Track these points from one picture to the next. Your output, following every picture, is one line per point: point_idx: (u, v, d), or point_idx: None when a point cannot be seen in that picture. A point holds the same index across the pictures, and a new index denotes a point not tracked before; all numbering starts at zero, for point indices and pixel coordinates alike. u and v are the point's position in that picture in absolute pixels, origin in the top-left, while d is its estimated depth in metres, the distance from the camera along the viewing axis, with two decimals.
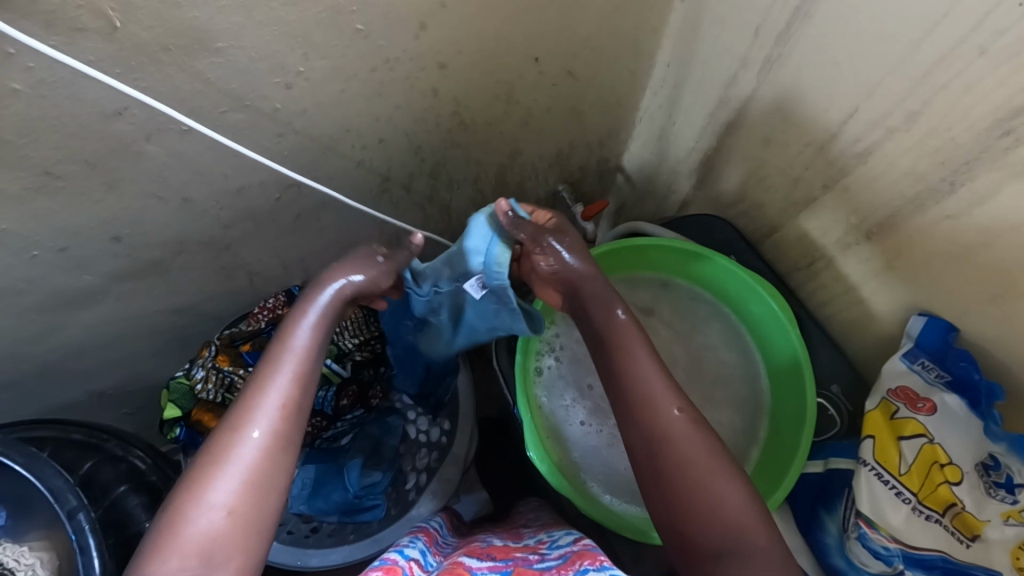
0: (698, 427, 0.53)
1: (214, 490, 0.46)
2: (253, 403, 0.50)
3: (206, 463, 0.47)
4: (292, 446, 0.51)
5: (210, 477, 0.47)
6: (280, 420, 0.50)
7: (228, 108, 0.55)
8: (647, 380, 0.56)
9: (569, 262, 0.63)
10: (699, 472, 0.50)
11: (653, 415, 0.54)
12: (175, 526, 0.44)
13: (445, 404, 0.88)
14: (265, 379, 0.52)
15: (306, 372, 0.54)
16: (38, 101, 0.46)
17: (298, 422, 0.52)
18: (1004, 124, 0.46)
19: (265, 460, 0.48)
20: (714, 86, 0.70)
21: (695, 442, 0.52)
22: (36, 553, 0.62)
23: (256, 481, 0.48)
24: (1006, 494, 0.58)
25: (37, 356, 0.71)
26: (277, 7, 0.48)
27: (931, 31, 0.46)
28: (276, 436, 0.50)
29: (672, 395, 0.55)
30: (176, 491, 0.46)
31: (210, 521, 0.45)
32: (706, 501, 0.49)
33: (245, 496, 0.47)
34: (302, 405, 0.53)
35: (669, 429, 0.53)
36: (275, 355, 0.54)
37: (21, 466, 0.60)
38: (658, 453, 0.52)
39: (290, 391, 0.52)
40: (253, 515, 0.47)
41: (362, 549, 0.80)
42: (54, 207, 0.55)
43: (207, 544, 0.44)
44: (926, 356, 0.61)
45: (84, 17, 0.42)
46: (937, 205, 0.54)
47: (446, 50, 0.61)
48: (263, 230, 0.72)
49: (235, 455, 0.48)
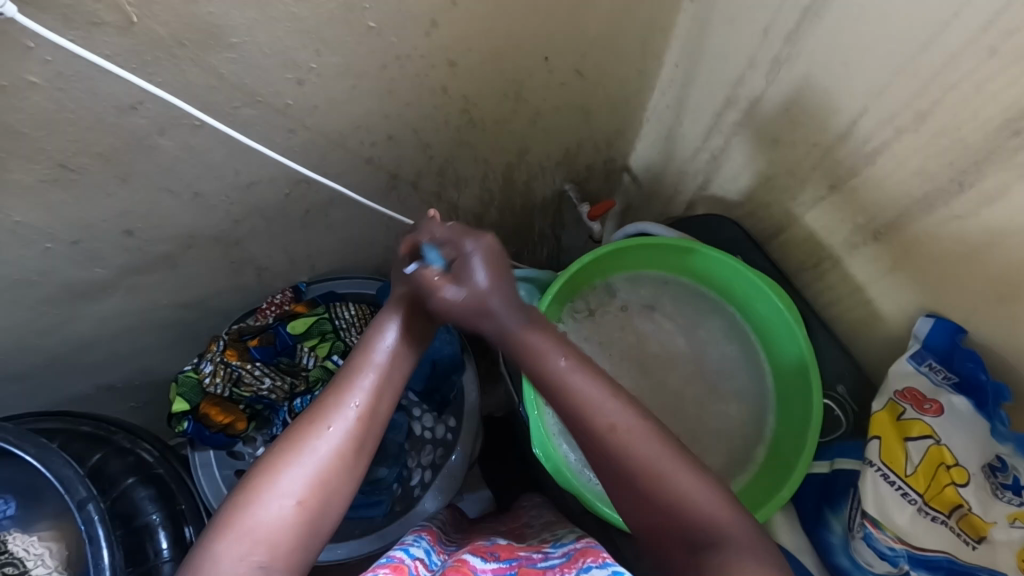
0: (643, 430, 0.52)
1: (285, 478, 0.47)
2: (335, 399, 0.51)
3: (283, 451, 0.48)
4: (367, 450, 0.51)
5: (283, 466, 0.47)
6: (359, 419, 0.51)
7: (241, 103, 0.55)
8: (578, 391, 0.53)
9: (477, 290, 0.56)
10: (652, 477, 0.50)
11: (596, 428, 0.52)
12: (246, 509, 0.45)
13: (451, 402, 0.87)
14: (350, 377, 0.53)
15: (390, 375, 0.55)
16: (55, 94, 0.46)
17: (374, 427, 0.52)
18: (1013, 124, 0.46)
19: (338, 455, 0.49)
20: (722, 86, 0.70)
21: (641, 447, 0.51)
22: (45, 543, 0.62)
23: (326, 476, 0.48)
24: (1013, 496, 0.58)
25: (47, 348, 0.71)
26: (290, 4, 0.48)
27: (942, 31, 0.46)
28: (355, 434, 0.50)
29: (610, 399, 0.53)
30: (250, 476, 0.47)
31: (280, 509, 0.45)
32: (674, 505, 0.49)
33: (315, 490, 0.47)
34: (384, 408, 0.53)
35: (613, 441, 0.51)
36: (364, 354, 0.55)
37: (31, 456, 0.60)
38: (612, 465, 0.51)
39: (372, 392, 0.53)
40: (318, 510, 0.47)
41: (370, 544, 0.82)
42: (68, 199, 0.56)
43: (273, 533, 0.45)
44: (933, 357, 0.61)
45: (102, 11, 0.42)
46: (946, 205, 0.54)
47: (456, 48, 0.61)
48: (273, 225, 0.73)
49: (310, 445, 0.48)
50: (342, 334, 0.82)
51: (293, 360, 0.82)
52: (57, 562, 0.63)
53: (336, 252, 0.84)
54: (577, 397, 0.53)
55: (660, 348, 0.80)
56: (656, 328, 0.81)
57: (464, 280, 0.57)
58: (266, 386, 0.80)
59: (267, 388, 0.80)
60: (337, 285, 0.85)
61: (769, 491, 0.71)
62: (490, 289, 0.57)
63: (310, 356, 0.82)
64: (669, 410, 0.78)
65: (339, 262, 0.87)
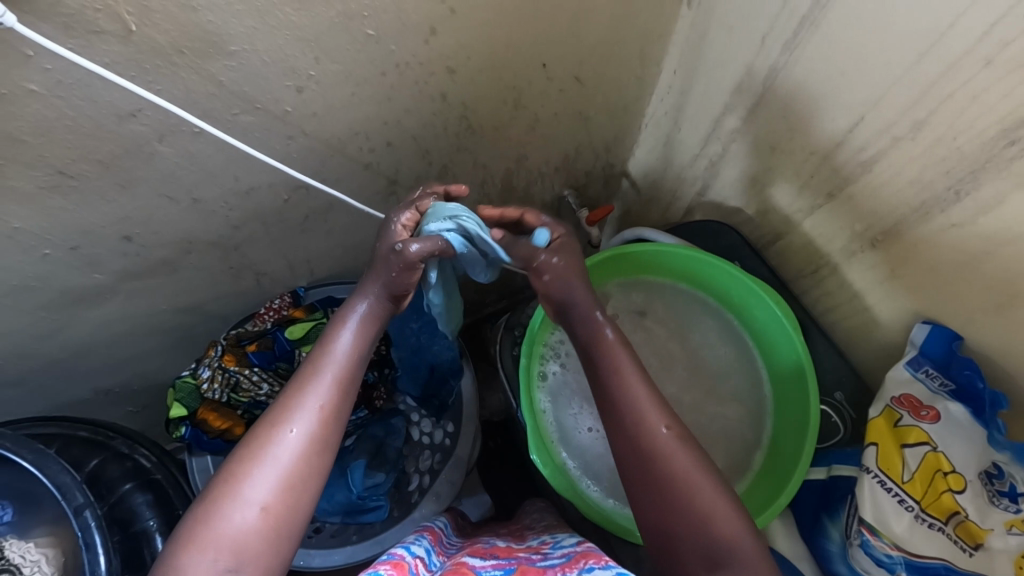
0: (686, 442, 0.54)
1: (250, 486, 0.47)
2: (292, 404, 0.51)
3: (245, 459, 0.48)
4: (329, 450, 0.51)
5: (247, 473, 0.47)
6: (320, 421, 0.51)
7: (240, 110, 0.55)
8: (629, 389, 0.56)
9: (563, 274, 0.61)
10: (687, 488, 0.51)
11: (642, 434, 0.54)
12: (211, 518, 0.45)
13: (448, 408, 0.88)
14: (307, 382, 0.52)
15: (349, 376, 0.54)
16: (54, 101, 0.46)
17: (335, 426, 0.52)
18: (1010, 134, 0.46)
19: (301, 458, 0.49)
20: (720, 93, 0.71)
21: (683, 457, 0.53)
22: (42, 549, 0.63)
23: (292, 481, 0.48)
24: (1009, 503, 0.58)
25: (47, 353, 0.71)
26: (290, 12, 0.49)
27: (937, 42, 0.47)
28: (315, 437, 0.50)
29: (661, 411, 0.56)
30: (212, 486, 0.47)
31: (244, 518, 0.46)
32: (698, 516, 0.50)
33: (281, 495, 0.47)
34: (344, 409, 0.53)
35: (657, 448, 0.53)
36: (321, 356, 0.54)
37: (28, 462, 0.60)
38: (647, 469, 0.53)
39: (332, 395, 0.52)
40: (284, 513, 0.47)
41: (366, 550, 0.82)
42: (67, 206, 0.56)
43: (240, 540, 0.45)
44: (930, 365, 0.61)
45: (102, 20, 0.43)
46: (942, 213, 0.55)
47: (455, 55, 0.61)
48: (271, 231, 0.73)
49: (272, 453, 0.48)
50: None
51: (292, 365, 0.80)
52: (52, 568, 0.62)
53: (335, 257, 0.85)
54: (634, 402, 0.55)
55: (657, 353, 0.80)
56: (649, 332, 0.81)
57: (545, 266, 0.60)
58: (264, 392, 0.80)
59: (266, 394, 0.80)
60: (335, 291, 0.87)
61: (767, 500, 0.71)
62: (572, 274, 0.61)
63: None
64: None
65: (338, 267, 0.87)
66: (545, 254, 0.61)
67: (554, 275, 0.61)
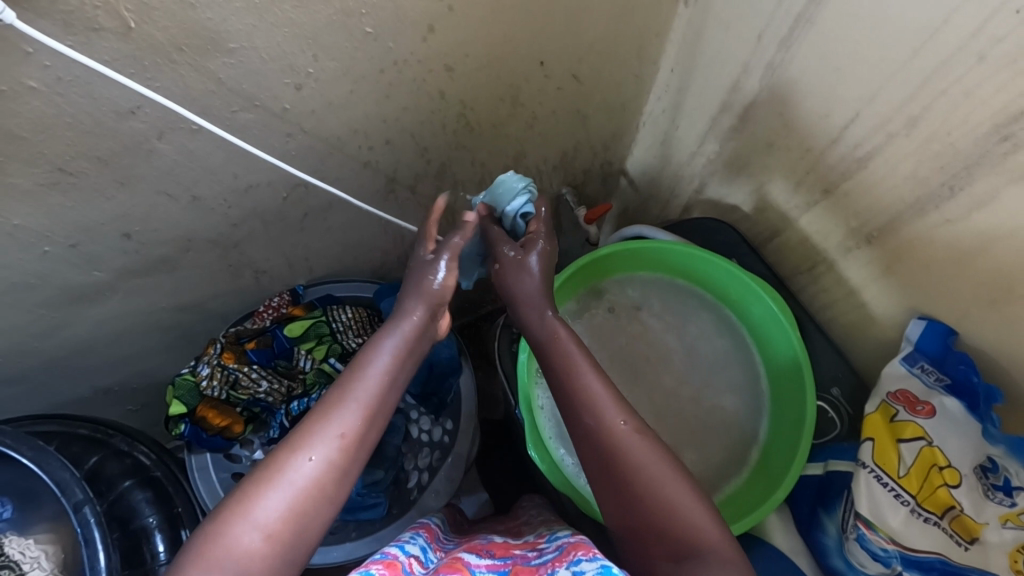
0: (647, 438, 0.54)
1: (261, 508, 0.46)
2: (316, 427, 0.50)
3: (260, 479, 0.47)
4: (346, 480, 0.50)
5: (260, 494, 0.46)
6: (340, 450, 0.50)
7: (239, 108, 0.56)
8: (585, 386, 0.56)
9: (526, 265, 0.64)
10: (650, 481, 0.51)
11: (600, 428, 0.54)
12: (219, 537, 0.44)
13: (448, 405, 0.88)
14: (334, 407, 0.51)
15: (376, 404, 0.53)
16: (54, 98, 0.47)
17: (356, 457, 0.51)
18: (1003, 129, 0.47)
19: (316, 485, 0.48)
20: (717, 91, 0.71)
21: (643, 449, 0.53)
22: (42, 545, 0.62)
23: (302, 508, 0.47)
24: (1003, 496, 0.58)
25: (47, 350, 0.71)
26: (289, 10, 0.49)
27: (930, 39, 0.47)
28: (334, 465, 0.49)
29: (617, 406, 0.56)
30: (224, 503, 0.46)
31: (250, 540, 0.45)
32: (661, 509, 0.50)
33: (290, 521, 0.46)
34: (368, 438, 0.52)
35: (616, 441, 0.53)
36: (352, 378, 0.54)
37: (28, 458, 0.60)
38: (608, 463, 0.53)
39: (356, 422, 0.51)
40: (291, 538, 0.46)
41: (365, 546, 0.82)
42: (67, 203, 0.56)
43: (244, 563, 0.44)
44: (925, 360, 0.61)
45: (101, 17, 0.43)
46: (937, 209, 0.55)
47: (453, 53, 0.62)
48: (271, 228, 0.73)
49: (288, 477, 0.48)
50: (341, 338, 0.82)
51: (291, 362, 0.82)
52: (52, 565, 0.62)
53: (334, 255, 0.85)
54: (588, 395, 0.56)
55: (654, 350, 0.80)
56: (646, 329, 0.81)
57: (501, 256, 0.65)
58: (263, 390, 0.80)
59: (265, 391, 0.80)
60: (334, 289, 0.87)
61: (761, 498, 0.71)
62: (537, 271, 0.64)
63: (308, 358, 0.82)
64: (665, 410, 0.78)
65: (336, 265, 0.87)
66: (511, 250, 0.65)
67: (508, 267, 0.64)
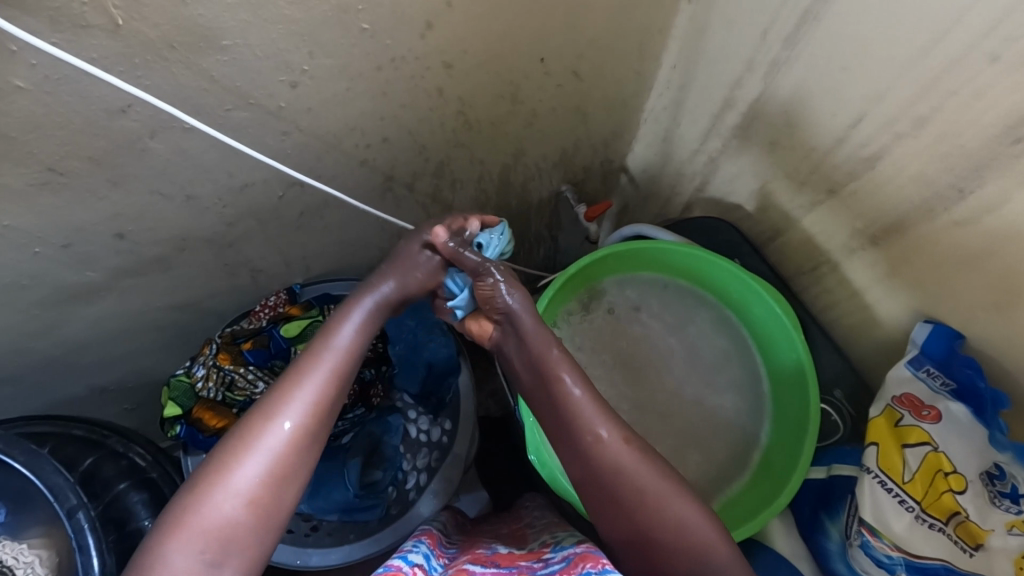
0: (647, 454, 0.55)
1: (238, 474, 0.49)
2: (288, 394, 0.53)
3: (237, 445, 0.50)
4: (316, 442, 0.53)
5: (237, 461, 0.49)
6: (310, 414, 0.53)
7: (233, 105, 0.54)
8: (581, 408, 0.55)
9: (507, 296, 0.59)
10: (658, 501, 0.53)
11: (601, 449, 0.54)
12: (199, 503, 0.47)
13: (447, 404, 0.87)
14: (304, 374, 0.54)
15: (344, 370, 0.57)
16: (43, 98, 0.46)
17: (325, 419, 0.54)
18: (1014, 132, 0.46)
19: (289, 450, 0.51)
20: (720, 88, 0.70)
21: (647, 468, 0.54)
22: (36, 550, 0.61)
23: (278, 472, 0.50)
24: (1010, 504, 0.57)
25: (41, 351, 0.70)
26: (284, 6, 0.48)
27: (941, 37, 0.46)
28: (305, 429, 0.52)
29: (613, 423, 0.56)
30: (204, 470, 0.49)
31: (230, 504, 0.48)
32: (670, 527, 0.52)
33: (265, 485, 0.50)
34: (336, 402, 0.56)
35: (619, 461, 0.54)
36: (321, 346, 0.57)
37: (20, 463, 0.59)
38: (612, 485, 0.53)
39: (325, 387, 0.55)
40: (267, 501, 0.49)
41: (363, 548, 0.81)
42: (59, 203, 0.55)
43: (225, 526, 0.47)
44: (931, 364, 0.61)
45: (89, 14, 0.42)
46: (946, 211, 0.54)
47: (452, 49, 0.61)
48: (267, 227, 0.72)
49: (263, 443, 0.50)
50: None
51: (288, 362, 0.80)
52: (47, 569, 0.61)
53: (331, 253, 0.84)
54: (588, 418, 0.55)
55: (654, 352, 0.80)
56: (646, 330, 0.80)
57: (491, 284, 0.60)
58: (260, 391, 0.79)
59: (260, 392, 0.79)
60: (332, 288, 0.85)
61: (761, 504, 0.71)
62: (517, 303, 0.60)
63: None
64: (666, 413, 0.78)
65: (333, 264, 0.86)
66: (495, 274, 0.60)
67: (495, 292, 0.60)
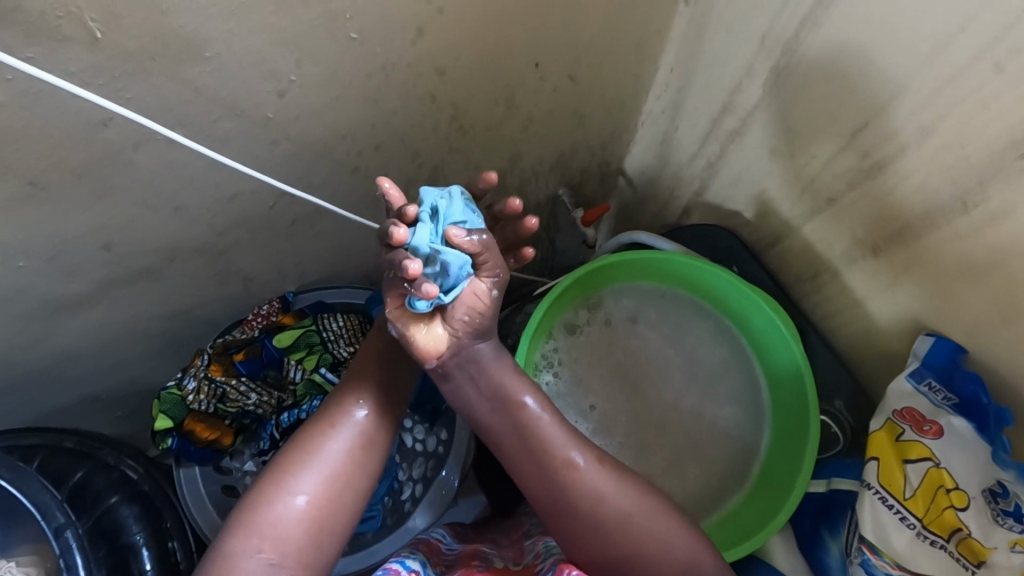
0: (625, 477, 0.57)
1: (299, 479, 0.53)
2: (344, 406, 0.58)
3: (299, 454, 0.55)
4: (371, 453, 0.57)
5: (298, 467, 0.54)
6: (364, 424, 0.57)
7: (219, 116, 0.53)
8: (555, 439, 0.56)
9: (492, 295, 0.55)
10: (642, 523, 0.55)
11: (578, 478, 0.55)
12: (263, 506, 0.52)
13: (443, 413, 0.86)
14: (356, 388, 0.60)
15: (391, 385, 0.61)
16: (21, 112, 0.44)
17: (379, 430, 0.59)
18: (1020, 144, 0.45)
19: (345, 458, 0.55)
20: (718, 93, 0.69)
21: (626, 491, 0.56)
22: (25, 567, 0.62)
23: (336, 477, 0.54)
24: (1014, 522, 0.56)
25: (29, 363, 0.69)
26: (270, 15, 0.46)
27: (946, 45, 0.45)
28: (359, 439, 0.57)
29: (587, 451, 0.57)
30: (268, 476, 0.54)
31: (291, 507, 0.52)
32: (654, 547, 0.54)
33: (323, 490, 0.53)
34: (387, 415, 0.60)
35: (598, 489, 0.55)
36: (370, 363, 0.62)
37: (6, 480, 0.58)
38: (592, 513, 0.54)
39: (375, 401, 0.59)
40: (325, 506, 0.53)
41: (358, 562, 0.79)
42: (42, 216, 0.54)
43: (287, 528, 0.51)
44: (932, 377, 0.60)
45: (65, 27, 0.40)
46: (949, 222, 0.53)
47: (445, 55, 0.59)
48: (257, 236, 0.71)
49: (322, 451, 0.55)
50: (330, 347, 0.80)
51: (280, 373, 0.81)
52: None
53: (324, 260, 0.82)
54: (564, 448, 0.56)
55: (653, 361, 0.79)
56: (644, 340, 0.79)
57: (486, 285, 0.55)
58: (252, 402, 0.78)
59: (254, 403, 0.78)
60: (324, 295, 0.83)
61: (761, 517, 0.70)
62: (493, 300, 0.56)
63: (297, 369, 0.80)
64: (665, 424, 0.77)
65: (326, 271, 0.85)
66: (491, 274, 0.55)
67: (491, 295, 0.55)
